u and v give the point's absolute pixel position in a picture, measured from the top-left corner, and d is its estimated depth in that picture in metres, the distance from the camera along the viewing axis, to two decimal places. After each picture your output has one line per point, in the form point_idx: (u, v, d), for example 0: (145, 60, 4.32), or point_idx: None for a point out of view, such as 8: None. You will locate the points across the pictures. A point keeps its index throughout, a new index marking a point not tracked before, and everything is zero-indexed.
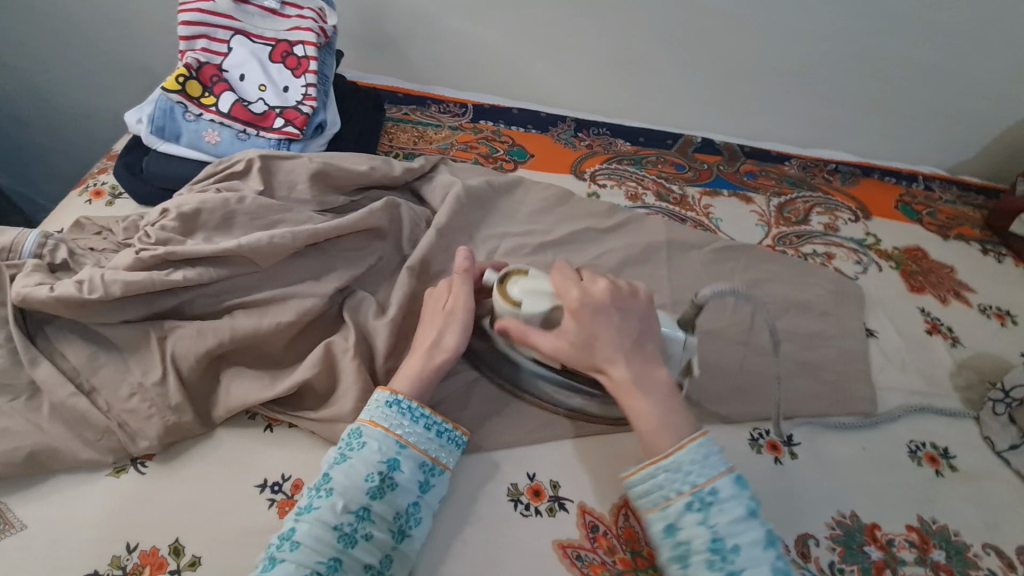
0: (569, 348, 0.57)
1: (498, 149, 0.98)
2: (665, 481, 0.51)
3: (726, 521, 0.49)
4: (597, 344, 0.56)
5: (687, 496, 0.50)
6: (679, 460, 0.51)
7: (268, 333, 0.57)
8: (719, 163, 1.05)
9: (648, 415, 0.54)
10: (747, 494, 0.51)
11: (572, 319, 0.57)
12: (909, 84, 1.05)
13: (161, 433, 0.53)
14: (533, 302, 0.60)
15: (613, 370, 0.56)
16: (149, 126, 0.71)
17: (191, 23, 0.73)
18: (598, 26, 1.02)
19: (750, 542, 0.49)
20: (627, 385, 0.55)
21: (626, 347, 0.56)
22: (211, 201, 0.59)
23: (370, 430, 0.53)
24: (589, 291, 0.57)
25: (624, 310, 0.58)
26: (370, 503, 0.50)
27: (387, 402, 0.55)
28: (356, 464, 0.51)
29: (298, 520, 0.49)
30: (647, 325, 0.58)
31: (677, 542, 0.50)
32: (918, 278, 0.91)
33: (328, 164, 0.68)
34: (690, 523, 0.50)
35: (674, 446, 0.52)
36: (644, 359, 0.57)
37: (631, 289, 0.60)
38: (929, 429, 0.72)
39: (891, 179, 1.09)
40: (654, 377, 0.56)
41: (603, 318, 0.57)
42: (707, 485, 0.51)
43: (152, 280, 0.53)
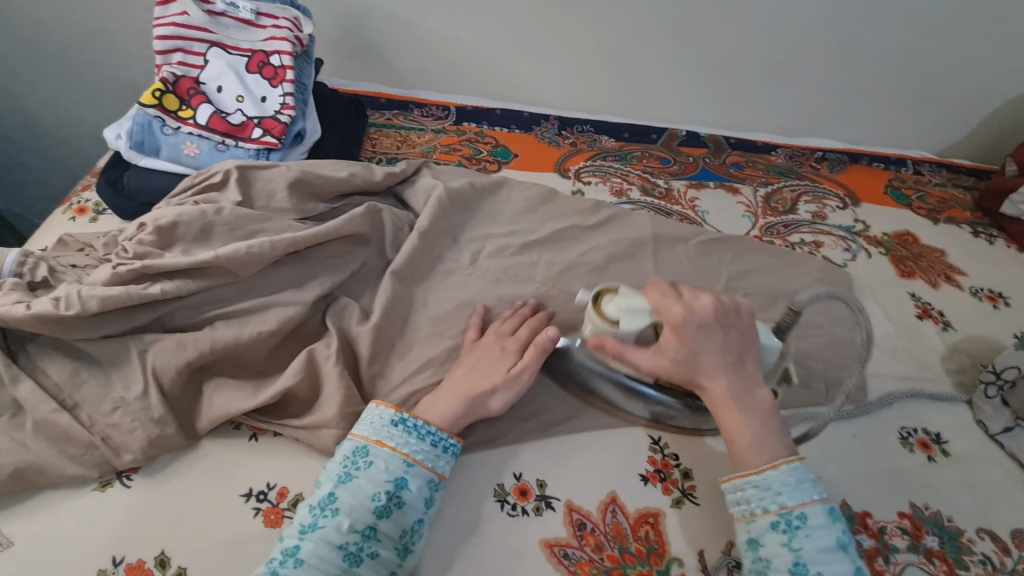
0: (669, 364, 0.58)
1: (482, 150, 0.98)
2: (753, 498, 0.53)
3: (811, 547, 0.50)
4: (700, 359, 0.57)
5: (774, 515, 0.52)
6: (768, 479, 0.53)
7: (249, 342, 0.57)
8: (705, 156, 1.05)
9: (743, 430, 0.55)
10: (840, 527, 0.51)
11: (674, 334, 0.58)
12: (894, 68, 1.05)
13: (145, 446, 0.53)
14: (631, 321, 0.59)
15: (712, 384, 0.57)
16: (128, 142, 0.71)
17: (167, 38, 0.73)
18: (579, 24, 1.02)
19: (834, 574, 0.49)
20: (727, 401, 0.57)
21: (727, 364, 0.58)
22: (188, 214, 0.59)
23: (378, 449, 0.54)
24: (692, 309, 0.58)
25: (728, 327, 0.58)
26: (376, 522, 0.50)
27: (395, 421, 0.55)
28: (362, 483, 0.51)
29: (302, 539, 0.49)
30: (749, 342, 0.59)
31: (757, 557, 0.52)
32: (908, 263, 0.90)
33: (306, 172, 0.68)
34: (772, 542, 0.51)
35: (767, 464, 0.54)
36: (745, 378, 0.58)
37: (736, 308, 0.60)
38: (922, 414, 0.71)
39: (879, 165, 1.09)
40: (753, 395, 0.57)
41: (706, 335, 0.58)
42: (796, 508, 0.52)
43: (129, 294, 0.53)
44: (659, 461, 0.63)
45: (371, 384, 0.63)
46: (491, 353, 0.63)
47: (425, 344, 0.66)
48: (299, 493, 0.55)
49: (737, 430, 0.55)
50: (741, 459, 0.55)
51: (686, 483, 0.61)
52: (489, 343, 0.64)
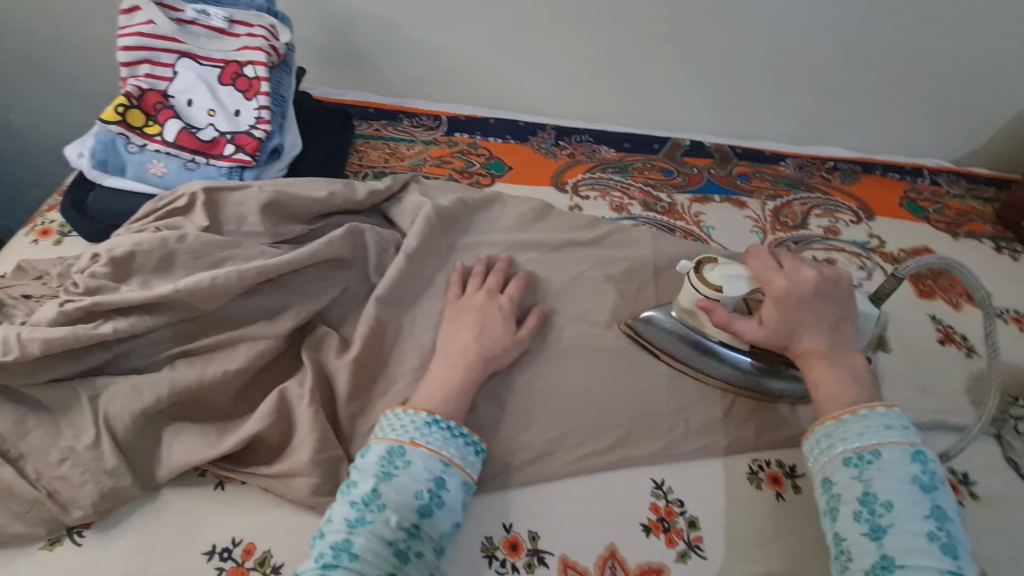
0: (770, 334, 0.60)
1: (474, 163, 0.93)
2: (830, 438, 0.54)
3: (884, 483, 0.50)
4: (798, 329, 0.59)
5: (846, 452, 0.53)
6: (844, 423, 0.54)
7: (214, 382, 0.52)
8: (709, 166, 0.99)
9: (830, 380, 0.57)
10: (921, 470, 0.51)
11: (776, 306, 0.60)
12: (908, 73, 1.00)
13: (97, 500, 0.48)
14: (735, 285, 0.61)
15: (810, 360, 0.59)
16: (91, 160, 0.66)
17: (132, 48, 0.68)
18: (576, 29, 0.97)
19: (908, 507, 0.48)
20: (820, 367, 0.58)
21: (825, 330, 0.59)
22: (147, 242, 0.54)
23: (414, 449, 0.51)
24: (796, 282, 0.60)
25: (829, 298, 0.60)
26: (420, 520, 0.48)
27: (428, 422, 0.53)
28: (403, 481, 0.49)
29: (352, 533, 0.46)
30: (848, 309, 0.61)
31: (830, 496, 0.52)
32: (927, 282, 0.85)
33: (281, 193, 0.63)
34: (843, 478, 0.52)
35: (845, 412, 0.55)
36: (840, 342, 0.59)
37: (837, 279, 0.61)
38: (948, 452, 0.66)
39: (894, 175, 1.03)
40: (846, 357, 0.58)
41: (808, 308, 0.59)
42: (869, 447, 0.52)
43: (76, 335, 0.48)
44: (663, 509, 0.58)
45: (350, 424, 0.58)
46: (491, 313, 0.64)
47: (409, 378, 0.61)
48: (267, 550, 0.50)
49: (825, 379, 0.57)
50: (823, 406, 0.57)
51: (692, 533, 0.56)
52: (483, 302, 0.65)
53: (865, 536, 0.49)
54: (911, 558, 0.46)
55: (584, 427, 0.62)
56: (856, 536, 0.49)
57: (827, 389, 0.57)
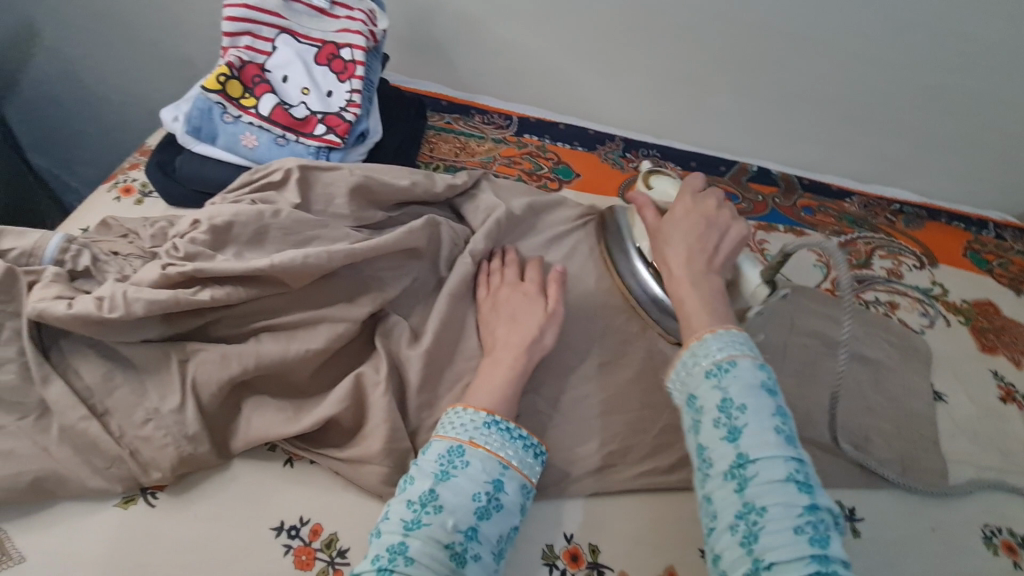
0: (656, 233, 0.64)
1: (543, 166, 0.93)
2: (692, 356, 0.51)
3: (738, 387, 0.48)
4: (674, 238, 0.62)
5: (707, 365, 0.50)
6: (704, 338, 0.52)
7: (296, 360, 0.52)
8: (774, 195, 0.98)
9: (693, 296, 0.56)
10: (767, 373, 0.49)
11: (670, 215, 0.64)
12: (988, 124, 0.98)
13: (175, 464, 0.48)
14: (661, 193, 0.71)
15: (676, 268, 0.60)
16: (185, 126, 0.67)
17: (237, 19, 0.69)
18: (656, 43, 0.97)
19: (758, 408, 0.47)
20: (685, 279, 0.58)
21: (698, 252, 0.60)
22: (245, 214, 0.55)
23: (474, 449, 0.51)
24: (694, 202, 0.64)
25: (713, 226, 0.62)
26: (477, 523, 0.48)
27: (487, 422, 0.53)
28: (462, 482, 0.49)
29: (408, 536, 0.46)
30: (726, 242, 0.62)
31: (691, 410, 0.49)
32: (989, 336, 0.84)
33: (369, 178, 0.64)
34: (704, 390, 0.49)
35: (706, 326, 0.53)
36: (709, 267, 0.60)
37: (731, 216, 0.64)
38: (1007, 512, 0.65)
39: (959, 224, 1.02)
40: (708, 278, 0.59)
41: (692, 223, 0.62)
42: (725, 356, 0.50)
43: (177, 300, 0.48)
44: None
45: (417, 416, 0.58)
46: (518, 300, 0.64)
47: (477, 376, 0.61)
48: (334, 532, 0.50)
49: (687, 296, 0.57)
50: (687, 321, 0.55)
51: None
52: (509, 293, 0.65)
53: (721, 443, 0.46)
54: (763, 456, 0.44)
55: (646, 445, 0.61)
56: (715, 443, 0.46)
57: (690, 303, 0.56)
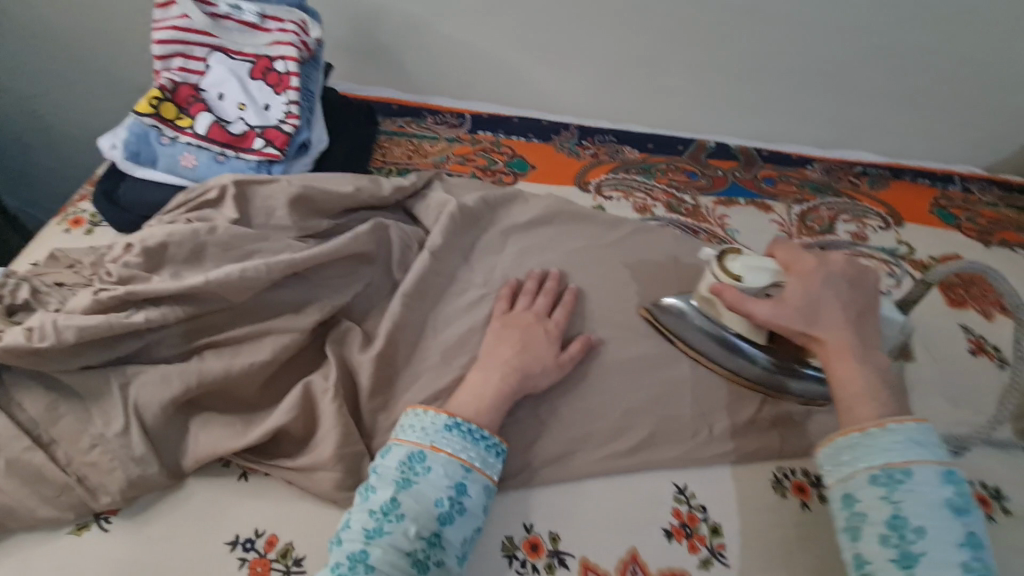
0: (790, 309, 0.57)
1: (497, 161, 0.93)
2: (854, 452, 0.51)
3: (916, 506, 0.47)
4: (822, 310, 0.56)
5: (875, 470, 0.50)
6: (872, 435, 0.51)
7: (241, 374, 0.53)
8: (734, 169, 0.98)
9: (857, 379, 0.53)
10: (953, 491, 0.48)
11: (801, 285, 0.57)
12: (945, 79, 0.97)
13: (125, 487, 0.49)
14: (756, 276, 0.60)
15: (828, 335, 0.55)
16: (123, 152, 0.67)
17: (166, 42, 0.69)
18: (602, 28, 0.96)
19: (940, 533, 0.46)
20: (843, 353, 0.55)
21: (851, 319, 0.56)
22: (179, 233, 0.55)
23: (435, 454, 0.51)
24: (823, 260, 0.58)
25: (856, 287, 0.58)
26: (440, 529, 0.48)
27: (449, 424, 0.53)
28: (424, 488, 0.49)
29: (369, 544, 0.46)
30: (872, 303, 0.58)
31: (852, 513, 0.49)
32: (958, 290, 0.83)
33: (309, 188, 0.64)
34: (870, 497, 0.49)
35: (873, 421, 0.51)
36: (864, 336, 0.56)
37: (865, 271, 0.60)
38: (979, 466, 0.64)
39: (924, 182, 1.01)
40: (871, 353, 0.55)
41: (833, 287, 0.57)
42: (900, 465, 0.49)
43: (110, 323, 0.49)
44: (685, 514, 0.57)
45: (372, 419, 0.58)
46: (534, 334, 0.62)
47: (431, 375, 0.61)
48: (289, 542, 0.50)
49: (849, 375, 0.54)
50: (850, 408, 0.53)
51: (715, 540, 0.56)
52: (530, 323, 0.64)
53: (894, 562, 0.46)
54: None
55: (608, 429, 0.61)
56: (884, 561, 0.46)
57: (854, 386, 0.53)
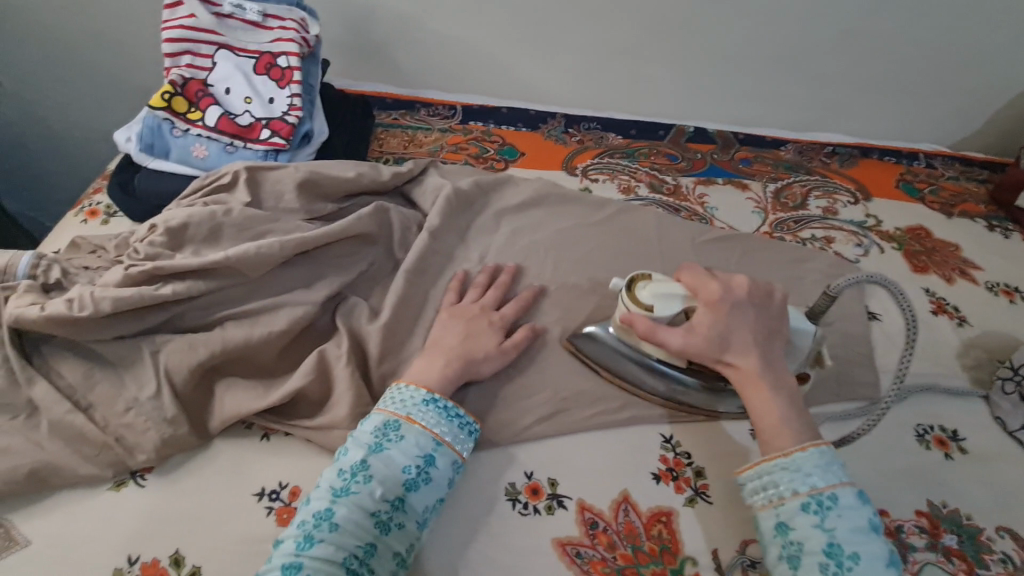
0: (702, 340, 0.57)
1: (488, 149, 0.98)
2: (780, 479, 0.51)
3: (845, 530, 0.48)
4: (731, 338, 0.57)
5: (804, 496, 0.50)
6: (797, 461, 0.51)
7: (260, 342, 0.57)
8: (712, 152, 1.04)
9: (773, 409, 0.54)
10: (870, 510, 0.50)
11: (709, 315, 0.58)
12: (905, 63, 1.04)
13: (159, 445, 0.53)
14: (665, 304, 0.60)
15: (740, 360, 0.56)
16: (138, 144, 0.72)
17: (175, 40, 0.74)
18: (584, 22, 1.02)
19: (869, 556, 0.47)
20: (755, 378, 0.56)
21: (759, 342, 0.57)
22: (198, 215, 0.60)
23: (409, 424, 0.54)
24: (728, 288, 0.59)
25: (762, 309, 0.59)
26: (404, 495, 0.51)
27: (426, 400, 0.56)
28: (394, 454, 0.52)
29: (335, 503, 0.49)
30: (780, 326, 0.59)
31: (788, 541, 0.49)
32: (921, 257, 0.89)
33: (314, 173, 0.68)
34: (803, 524, 0.49)
35: (795, 446, 0.52)
36: (773, 358, 0.57)
37: (768, 290, 0.61)
38: (939, 411, 0.70)
39: (891, 159, 1.07)
40: (779, 373, 0.57)
41: (739, 314, 0.58)
42: (826, 489, 0.50)
43: (141, 296, 0.54)
44: (671, 460, 0.62)
45: (381, 384, 0.62)
46: (479, 325, 0.65)
47: None
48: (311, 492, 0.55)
49: (762, 401, 0.55)
50: (767, 435, 0.54)
51: (699, 482, 0.60)
52: (475, 314, 0.66)
53: None
54: None
55: (596, 389, 0.66)
56: None
57: (769, 415, 0.54)
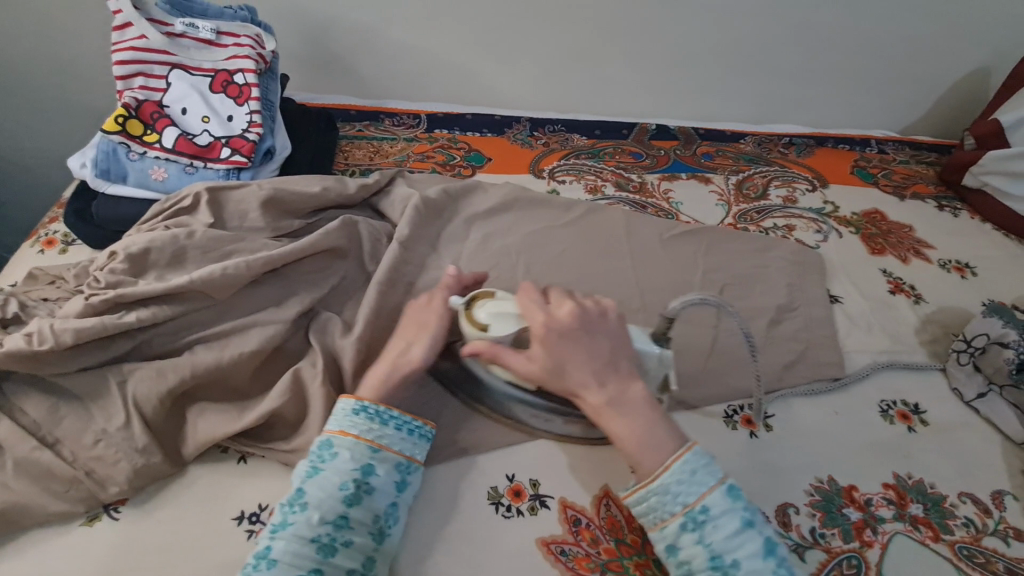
0: (538, 370, 0.55)
1: (455, 156, 0.98)
2: (656, 503, 0.49)
3: (722, 540, 0.47)
4: (569, 371, 0.54)
5: (680, 517, 0.48)
6: (667, 482, 0.49)
7: (231, 364, 0.56)
8: (675, 148, 1.06)
9: (630, 432, 0.52)
10: (741, 505, 0.49)
11: (539, 345, 0.55)
12: (851, 53, 1.08)
13: (131, 476, 0.52)
14: (501, 325, 0.59)
15: (588, 393, 0.54)
16: (94, 170, 0.70)
17: (126, 63, 0.73)
18: (542, 27, 1.03)
19: (749, 558, 0.47)
20: (607, 408, 0.53)
21: (599, 367, 0.54)
22: (160, 239, 0.59)
23: (342, 440, 0.52)
24: (551, 318, 0.56)
25: (595, 331, 0.56)
26: (347, 511, 0.49)
27: (356, 410, 0.54)
28: (328, 475, 0.50)
29: (273, 538, 0.48)
30: (618, 346, 0.56)
31: (677, 561, 0.48)
32: (878, 240, 0.93)
33: (279, 190, 0.68)
34: (687, 543, 0.48)
35: (661, 467, 0.50)
36: (617, 377, 0.54)
37: (599, 309, 0.58)
38: (900, 387, 0.73)
39: (844, 147, 1.11)
40: (630, 394, 0.54)
41: (569, 343, 0.55)
42: (697, 503, 0.48)
43: (104, 325, 0.53)
44: None
45: None
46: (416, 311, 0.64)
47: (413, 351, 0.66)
48: None
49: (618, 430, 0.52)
50: (637, 462, 0.51)
51: None
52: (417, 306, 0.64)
53: None
54: None
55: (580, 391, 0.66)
56: None
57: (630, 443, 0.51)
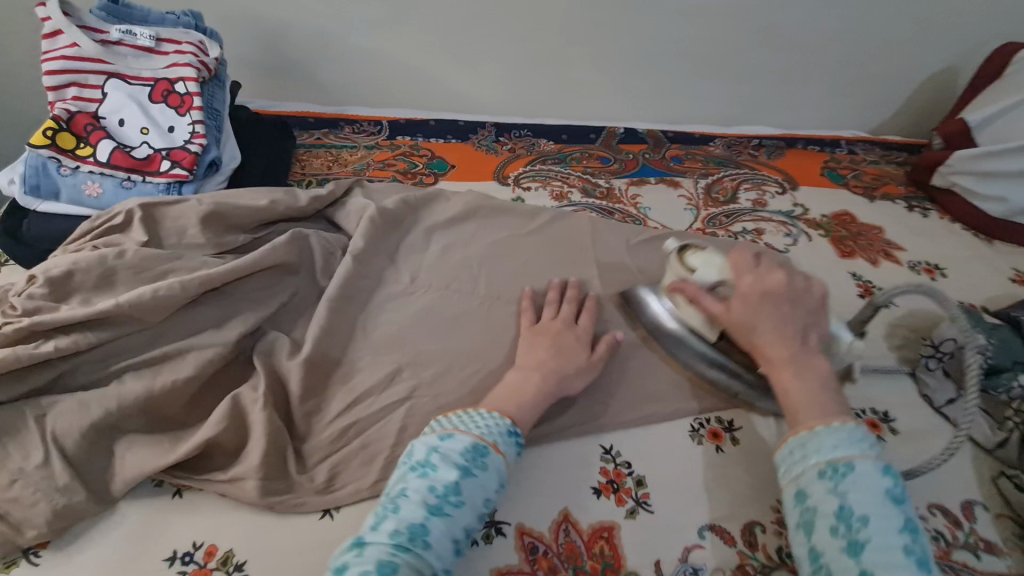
0: (731, 320, 0.58)
1: (417, 163, 0.95)
2: (802, 447, 0.49)
3: (860, 495, 0.44)
4: (759, 327, 0.56)
5: (821, 464, 0.47)
6: (821, 433, 0.49)
7: (163, 393, 0.53)
8: (644, 152, 1.05)
9: (795, 390, 0.52)
10: (892, 482, 0.45)
11: (740, 299, 0.57)
12: (818, 54, 1.07)
13: (51, 518, 0.49)
14: (707, 271, 0.62)
15: (773, 349, 0.55)
16: (23, 187, 0.67)
17: (57, 73, 0.69)
18: (505, 30, 1.01)
19: (885, 522, 0.43)
20: (783, 364, 0.54)
21: (792, 334, 0.55)
22: (85, 260, 0.56)
23: (495, 453, 0.50)
24: (761, 280, 0.57)
25: (798, 303, 0.56)
26: (479, 525, 0.48)
27: (511, 431, 0.52)
28: (480, 484, 0.48)
29: (427, 522, 0.44)
30: (818, 319, 0.56)
31: (804, 508, 0.46)
32: (848, 242, 0.92)
33: (220, 205, 0.65)
34: (819, 490, 0.46)
35: (819, 420, 0.49)
36: (807, 352, 0.55)
37: (806, 286, 0.58)
38: (870, 395, 0.72)
39: (815, 148, 1.10)
40: (814, 360, 0.54)
41: (772, 306, 0.56)
42: (843, 457, 0.47)
43: (17, 356, 0.50)
44: (611, 471, 0.60)
45: (305, 422, 0.58)
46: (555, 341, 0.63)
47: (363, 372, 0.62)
48: (228, 549, 0.51)
49: (790, 386, 0.53)
50: (794, 413, 0.51)
51: (640, 491, 0.58)
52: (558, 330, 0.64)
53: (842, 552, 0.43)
54: None
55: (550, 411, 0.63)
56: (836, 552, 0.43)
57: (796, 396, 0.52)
